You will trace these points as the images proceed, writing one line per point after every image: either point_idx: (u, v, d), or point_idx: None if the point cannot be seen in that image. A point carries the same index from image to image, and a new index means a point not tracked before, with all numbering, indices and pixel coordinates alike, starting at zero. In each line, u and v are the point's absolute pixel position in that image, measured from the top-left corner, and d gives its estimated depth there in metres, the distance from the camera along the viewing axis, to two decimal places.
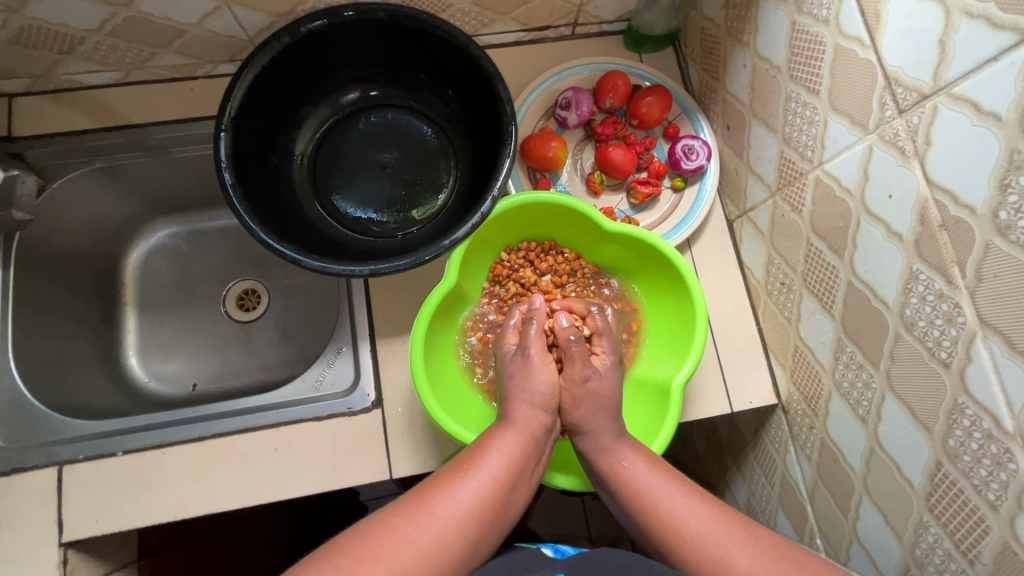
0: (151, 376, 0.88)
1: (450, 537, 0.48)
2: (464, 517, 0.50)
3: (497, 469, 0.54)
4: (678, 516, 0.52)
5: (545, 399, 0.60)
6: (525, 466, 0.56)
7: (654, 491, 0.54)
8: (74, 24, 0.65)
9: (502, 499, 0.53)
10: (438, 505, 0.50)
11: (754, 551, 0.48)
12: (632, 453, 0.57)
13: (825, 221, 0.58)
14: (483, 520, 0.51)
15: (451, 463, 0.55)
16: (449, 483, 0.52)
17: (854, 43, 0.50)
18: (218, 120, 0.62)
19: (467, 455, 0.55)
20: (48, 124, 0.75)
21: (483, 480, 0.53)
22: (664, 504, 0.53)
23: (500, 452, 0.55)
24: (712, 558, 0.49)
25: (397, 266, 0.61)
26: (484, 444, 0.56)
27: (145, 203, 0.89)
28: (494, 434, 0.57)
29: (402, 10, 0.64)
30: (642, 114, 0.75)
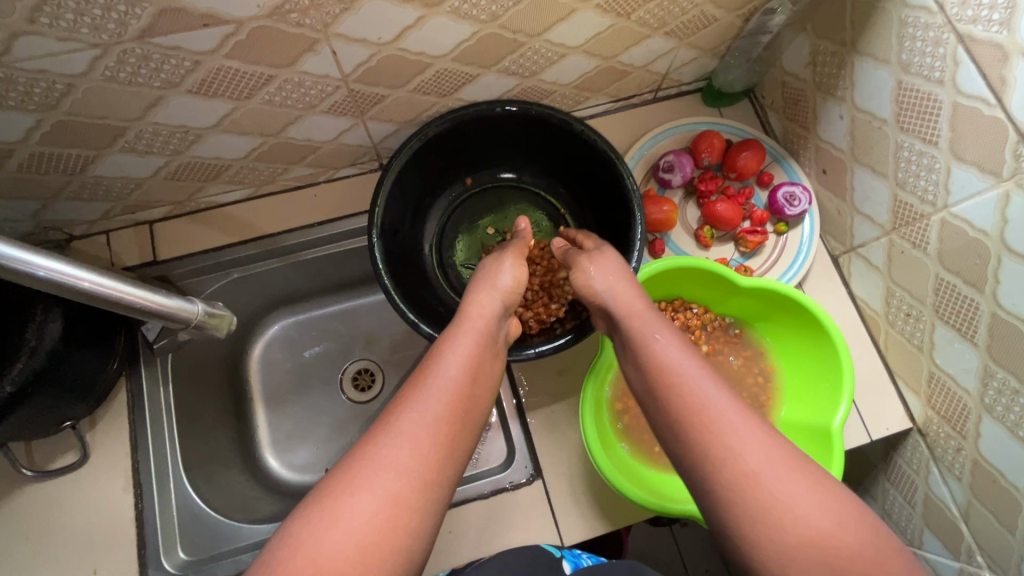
0: (286, 467, 0.91)
1: (428, 441, 0.45)
2: (434, 419, 0.47)
3: (458, 367, 0.52)
4: (700, 398, 0.48)
5: (510, 289, 0.63)
6: (481, 356, 0.55)
7: (677, 365, 0.51)
8: (225, 156, 0.70)
9: (469, 391, 0.51)
10: (405, 415, 0.46)
11: (771, 451, 0.44)
12: (664, 332, 0.55)
13: (957, 257, 0.62)
14: (455, 419, 0.48)
15: (413, 373, 0.52)
16: (414, 393, 0.49)
17: (977, 101, 0.55)
18: (370, 228, 0.66)
19: (428, 362, 0.53)
20: (187, 244, 0.80)
21: (441, 383, 0.50)
22: (688, 386, 0.49)
23: (456, 354, 0.53)
24: (721, 445, 0.45)
25: (557, 345, 0.66)
26: (437, 351, 0.54)
27: (264, 301, 0.93)
28: (448, 339, 0.55)
29: (522, 106, 0.69)
30: (740, 167, 0.80)
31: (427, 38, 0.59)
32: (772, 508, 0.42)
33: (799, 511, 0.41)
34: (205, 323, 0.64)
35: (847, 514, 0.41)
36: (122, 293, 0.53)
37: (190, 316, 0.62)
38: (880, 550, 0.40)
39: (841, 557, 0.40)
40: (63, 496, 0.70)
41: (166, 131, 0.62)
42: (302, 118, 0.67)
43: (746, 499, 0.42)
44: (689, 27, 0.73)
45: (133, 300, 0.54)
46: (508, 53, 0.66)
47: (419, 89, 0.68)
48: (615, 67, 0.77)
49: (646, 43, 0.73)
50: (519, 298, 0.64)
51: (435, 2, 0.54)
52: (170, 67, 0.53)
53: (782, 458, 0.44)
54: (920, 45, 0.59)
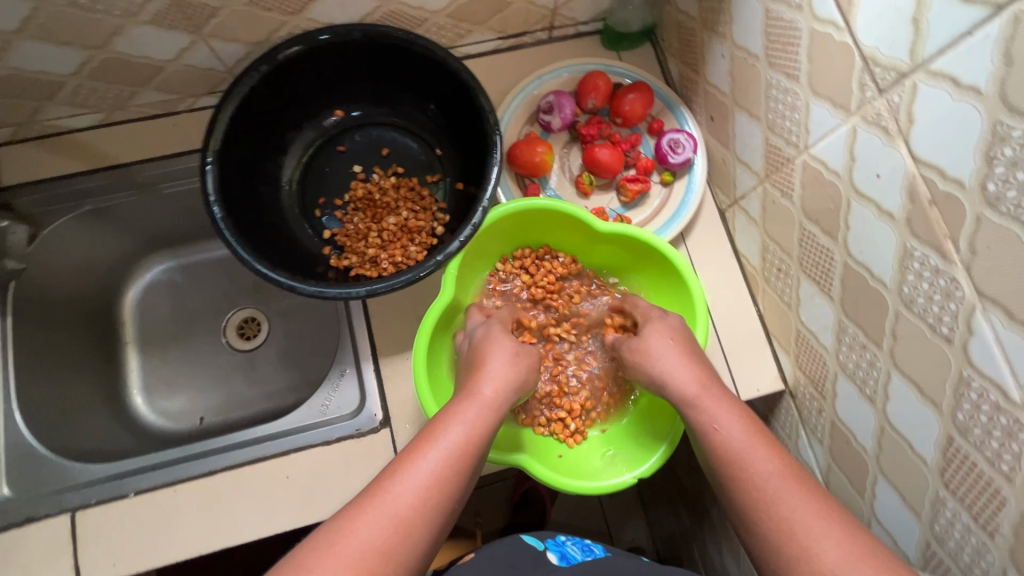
0: (157, 414, 0.88)
1: (416, 516, 0.46)
2: (422, 497, 0.47)
3: (459, 442, 0.51)
4: (769, 488, 0.49)
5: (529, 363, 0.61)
6: (485, 434, 0.53)
7: (745, 452, 0.51)
8: (52, 70, 0.65)
9: (463, 471, 0.50)
10: (398, 486, 0.47)
11: (846, 546, 0.44)
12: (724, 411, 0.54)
13: (816, 204, 0.58)
14: (439, 498, 0.48)
15: (413, 439, 0.52)
16: (412, 463, 0.49)
17: (829, 26, 0.51)
18: (204, 152, 0.62)
19: (429, 432, 0.53)
20: (34, 170, 0.75)
21: (442, 457, 0.50)
22: (749, 469, 0.50)
23: (461, 425, 0.53)
24: (803, 541, 0.45)
25: (393, 284, 0.62)
26: (446, 417, 0.53)
27: (137, 241, 0.88)
28: (455, 408, 0.54)
29: (378, 29, 0.64)
30: (625, 112, 0.76)
31: None
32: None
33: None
34: None
35: None
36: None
37: None
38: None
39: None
40: None
41: None
42: (126, 29, 0.61)
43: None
44: None
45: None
46: None
47: (257, 4, 0.62)
48: None
49: None
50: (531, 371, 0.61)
51: None
52: None
53: (863, 554, 0.43)
54: None
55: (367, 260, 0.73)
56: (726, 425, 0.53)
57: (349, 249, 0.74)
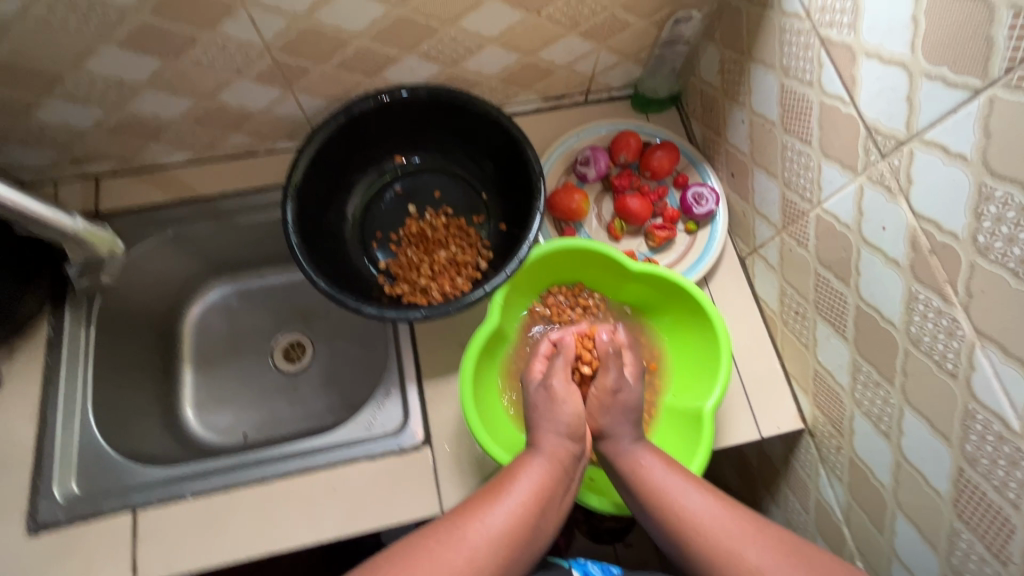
0: (204, 428, 0.94)
1: (485, 558, 0.51)
2: (499, 543, 0.52)
3: (528, 494, 0.56)
4: (699, 519, 0.55)
5: (570, 425, 0.63)
6: (552, 489, 0.58)
7: (676, 489, 0.58)
8: (163, 115, 0.76)
9: (534, 523, 0.55)
10: (473, 530, 0.52)
11: (767, 551, 0.51)
12: (648, 454, 0.61)
13: (829, 252, 0.65)
14: (513, 543, 0.53)
15: (485, 489, 0.57)
16: (482, 510, 0.54)
17: (836, 100, 0.59)
18: (286, 186, 0.71)
19: (500, 482, 0.58)
20: (129, 199, 0.85)
21: (512, 506, 0.55)
22: (681, 499, 0.56)
23: (530, 479, 0.58)
24: (734, 556, 0.51)
25: (445, 310, 0.69)
26: (514, 470, 0.59)
27: (205, 265, 0.97)
28: (524, 463, 0.59)
29: (443, 90, 0.75)
30: (654, 167, 0.84)
31: (341, 14, 0.65)
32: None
33: None
34: (88, 242, 0.75)
35: None
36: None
37: (70, 229, 0.72)
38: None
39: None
40: None
41: (102, 83, 0.68)
42: (232, 84, 0.72)
43: None
44: (605, 29, 0.78)
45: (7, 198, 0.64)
46: (425, 37, 0.72)
47: (343, 66, 0.73)
48: (538, 63, 0.82)
49: (564, 42, 0.79)
50: (582, 429, 0.63)
51: None
52: (98, 18, 0.59)
53: (786, 558, 0.50)
54: (797, 50, 0.64)
55: (418, 289, 0.80)
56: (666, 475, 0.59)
57: (401, 278, 0.82)
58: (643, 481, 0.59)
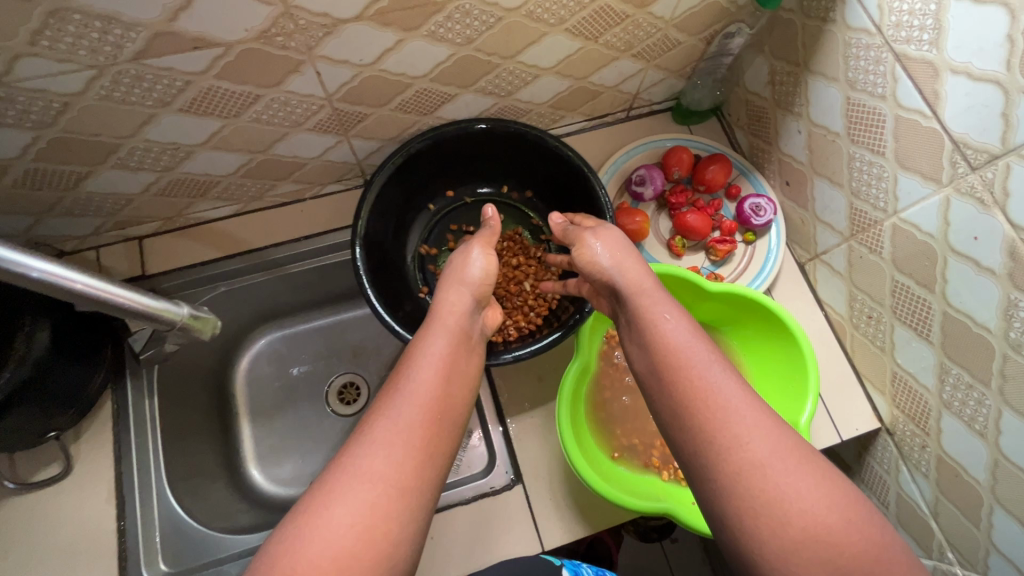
0: (270, 481, 0.91)
1: (410, 450, 0.46)
2: (410, 427, 0.47)
3: (432, 372, 0.52)
4: (708, 386, 0.48)
5: (474, 283, 0.65)
6: (455, 357, 0.56)
7: (689, 347, 0.51)
8: (214, 172, 0.73)
9: (444, 394, 0.52)
10: (381, 423, 0.47)
11: (776, 440, 0.44)
12: (677, 311, 0.55)
13: (909, 260, 0.66)
14: (430, 425, 0.49)
15: (388, 381, 0.53)
16: (387, 405, 0.49)
17: (915, 114, 0.60)
18: (355, 238, 0.69)
19: (402, 368, 0.54)
20: (176, 258, 0.82)
21: (418, 388, 0.51)
22: (693, 358, 0.51)
23: (431, 355, 0.55)
24: (739, 444, 0.44)
25: (534, 349, 0.68)
26: (413, 352, 0.55)
27: (252, 316, 0.95)
28: (424, 343, 0.56)
29: (499, 122, 0.73)
30: (708, 180, 0.85)
31: (406, 60, 0.63)
32: (772, 501, 0.42)
33: (798, 496, 0.42)
34: (189, 326, 0.63)
35: (853, 509, 0.42)
36: (71, 281, 0.49)
37: (176, 318, 0.60)
38: (879, 540, 0.41)
39: (844, 553, 0.40)
40: (46, 511, 0.70)
41: (157, 148, 0.65)
42: (288, 136, 0.70)
43: (752, 494, 0.42)
44: (656, 49, 0.78)
45: (106, 296, 0.52)
46: (484, 74, 0.70)
47: (401, 108, 0.71)
48: (587, 87, 0.81)
49: (616, 65, 0.78)
50: (487, 288, 0.66)
51: (413, 27, 0.59)
52: (162, 86, 0.57)
53: (794, 453, 0.44)
54: (865, 64, 0.64)
55: None
56: (690, 336, 0.53)
57: None
58: (660, 333, 0.54)
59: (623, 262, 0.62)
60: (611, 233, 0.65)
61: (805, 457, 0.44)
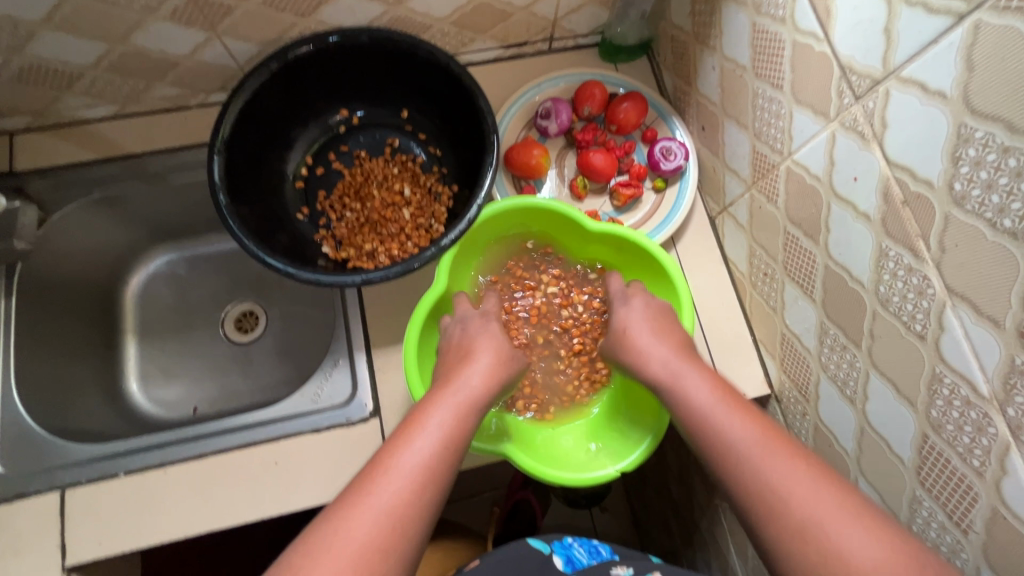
0: (151, 402, 0.88)
1: (399, 516, 0.46)
2: (413, 493, 0.47)
3: (436, 438, 0.51)
4: (753, 451, 0.49)
5: (493, 355, 0.61)
6: (463, 422, 0.53)
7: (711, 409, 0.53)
8: (72, 61, 0.68)
9: (447, 463, 0.50)
10: (384, 487, 0.47)
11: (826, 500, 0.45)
12: (695, 379, 0.56)
13: (799, 208, 0.60)
14: (429, 493, 0.48)
15: (391, 439, 0.52)
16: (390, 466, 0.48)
17: (809, 37, 0.53)
18: (212, 142, 0.64)
19: (405, 430, 0.52)
20: (48, 157, 0.78)
21: (419, 455, 0.49)
22: (682, 386, 0.56)
23: (437, 418, 0.53)
24: (778, 492, 0.47)
25: (388, 274, 0.63)
26: (420, 414, 0.53)
27: (143, 231, 0.91)
28: (431, 402, 0.55)
29: (386, 32, 0.68)
30: (620, 119, 0.78)
31: None
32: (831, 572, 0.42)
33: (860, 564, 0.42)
34: None
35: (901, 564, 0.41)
36: None
37: None
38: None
39: None
40: None
41: None
42: (144, 23, 0.65)
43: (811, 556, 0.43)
44: None
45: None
46: None
47: (270, 4, 0.66)
48: (492, 4, 0.74)
49: None
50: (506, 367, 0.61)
51: None
52: None
53: (839, 498, 0.45)
54: None
55: (365, 254, 0.76)
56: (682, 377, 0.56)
57: (348, 243, 0.77)
58: (688, 405, 0.55)
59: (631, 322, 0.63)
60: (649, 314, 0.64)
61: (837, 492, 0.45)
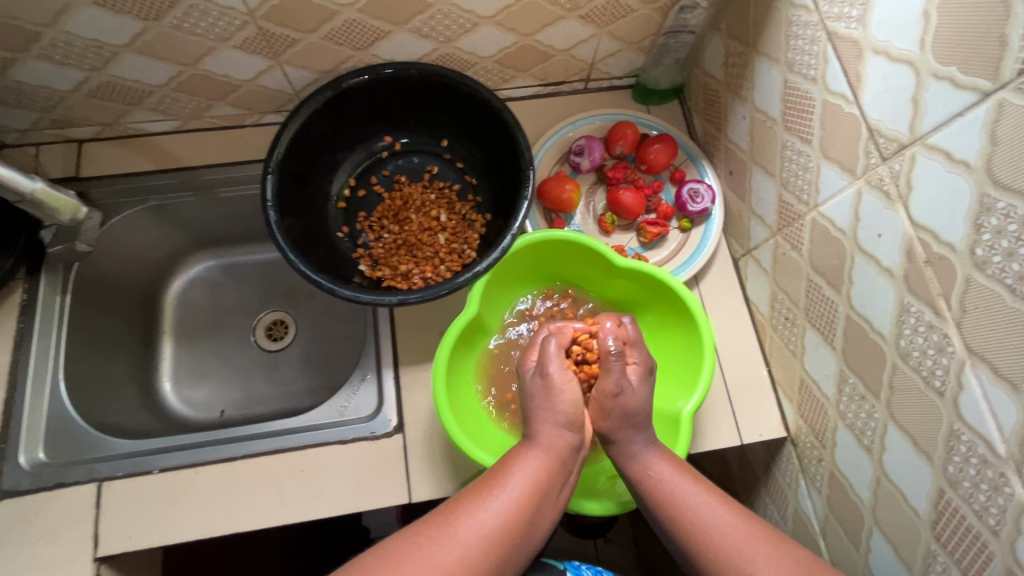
0: (182, 402, 0.92)
1: (478, 552, 0.50)
2: (494, 536, 0.51)
3: (523, 489, 0.55)
4: (712, 527, 0.54)
5: (567, 417, 0.62)
6: (549, 483, 0.57)
7: (677, 492, 0.57)
8: (145, 80, 0.73)
9: (529, 516, 0.54)
10: (468, 523, 0.52)
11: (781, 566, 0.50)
12: (659, 461, 0.60)
13: (823, 257, 0.62)
14: (507, 540, 0.52)
15: (483, 479, 0.57)
16: (477, 505, 0.53)
17: (839, 98, 0.56)
18: (267, 161, 0.69)
19: (495, 476, 0.57)
20: (111, 166, 0.83)
21: (505, 502, 0.54)
22: (649, 465, 0.60)
23: (524, 471, 0.57)
24: (739, 561, 0.51)
25: (422, 297, 0.66)
26: (510, 464, 0.58)
27: (188, 238, 0.95)
28: (522, 456, 0.59)
29: (435, 68, 0.72)
30: (650, 160, 0.82)
31: None
32: None
33: None
34: (43, 203, 0.70)
35: None
36: None
37: (27, 190, 0.68)
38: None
39: None
40: None
41: (80, 43, 0.66)
42: (216, 50, 0.70)
43: None
44: (606, 13, 0.75)
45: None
46: (417, 12, 0.69)
47: (330, 38, 0.70)
48: (535, 46, 0.79)
49: (563, 24, 0.75)
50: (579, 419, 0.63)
51: None
52: None
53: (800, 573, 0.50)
54: (802, 44, 0.60)
55: (399, 274, 0.79)
56: (646, 457, 0.60)
57: (384, 263, 0.80)
58: (656, 485, 0.59)
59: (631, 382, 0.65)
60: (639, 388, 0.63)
61: (794, 555, 0.51)
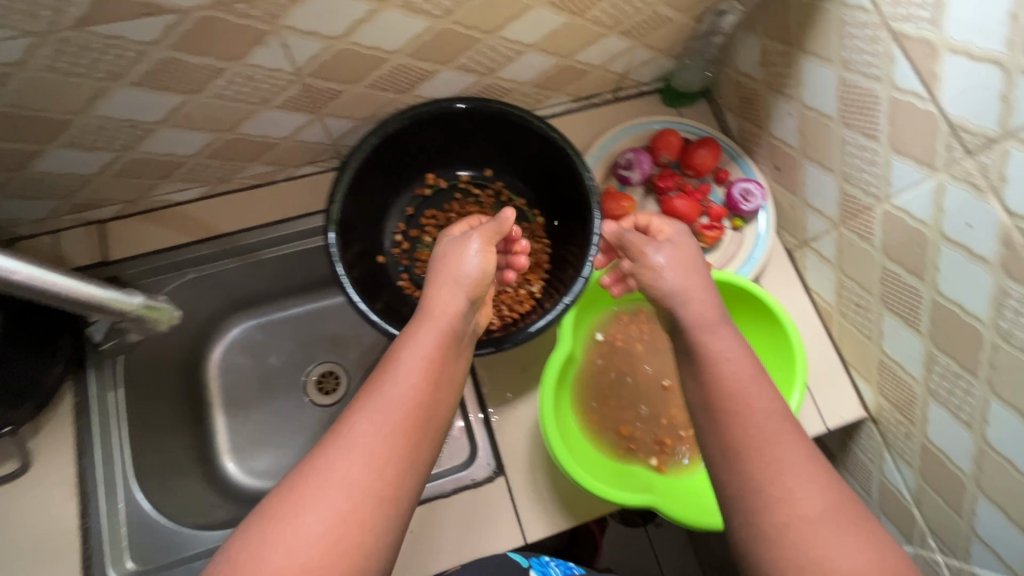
0: (246, 474, 0.88)
1: (382, 454, 0.45)
2: (390, 433, 0.47)
3: (416, 375, 0.51)
4: (760, 424, 0.48)
5: (472, 280, 0.60)
6: (443, 357, 0.54)
7: (747, 384, 0.50)
8: (177, 152, 0.68)
9: (426, 399, 0.50)
10: (358, 425, 0.47)
11: (821, 493, 0.44)
12: (727, 339, 0.53)
13: (900, 247, 0.65)
14: (408, 432, 0.47)
15: (372, 377, 0.52)
16: (369, 404, 0.48)
17: (911, 96, 0.58)
18: (328, 224, 0.65)
19: (383, 370, 0.52)
20: (139, 242, 0.77)
21: (397, 397, 0.49)
22: (715, 344, 0.53)
23: (414, 355, 0.53)
24: (777, 479, 0.45)
25: (517, 339, 0.65)
26: (397, 351, 0.53)
27: (224, 304, 0.90)
28: (408, 338, 0.54)
29: (481, 102, 0.70)
30: (697, 165, 0.82)
31: (379, 33, 0.59)
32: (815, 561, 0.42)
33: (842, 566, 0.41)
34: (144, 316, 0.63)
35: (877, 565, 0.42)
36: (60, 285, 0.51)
37: (131, 308, 0.61)
38: None
39: None
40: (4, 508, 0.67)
41: (112, 125, 0.61)
42: (256, 113, 0.66)
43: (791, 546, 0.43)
44: (644, 26, 0.74)
45: (53, 287, 0.50)
46: (463, 49, 0.66)
47: (375, 85, 0.67)
48: (574, 65, 0.77)
49: (604, 41, 0.74)
50: (481, 291, 0.60)
51: None
52: (112, 57, 0.53)
53: (836, 504, 0.44)
54: (860, 43, 0.62)
55: None
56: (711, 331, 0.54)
57: None
58: (714, 366, 0.52)
59: (690, 287, 0.57)
60: (677, 251, 0.61)
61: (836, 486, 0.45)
